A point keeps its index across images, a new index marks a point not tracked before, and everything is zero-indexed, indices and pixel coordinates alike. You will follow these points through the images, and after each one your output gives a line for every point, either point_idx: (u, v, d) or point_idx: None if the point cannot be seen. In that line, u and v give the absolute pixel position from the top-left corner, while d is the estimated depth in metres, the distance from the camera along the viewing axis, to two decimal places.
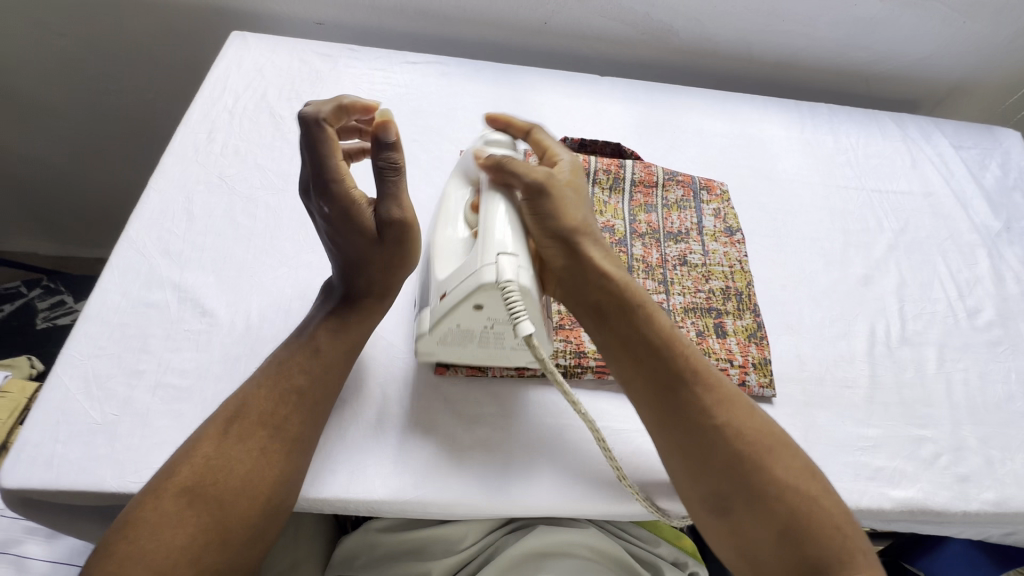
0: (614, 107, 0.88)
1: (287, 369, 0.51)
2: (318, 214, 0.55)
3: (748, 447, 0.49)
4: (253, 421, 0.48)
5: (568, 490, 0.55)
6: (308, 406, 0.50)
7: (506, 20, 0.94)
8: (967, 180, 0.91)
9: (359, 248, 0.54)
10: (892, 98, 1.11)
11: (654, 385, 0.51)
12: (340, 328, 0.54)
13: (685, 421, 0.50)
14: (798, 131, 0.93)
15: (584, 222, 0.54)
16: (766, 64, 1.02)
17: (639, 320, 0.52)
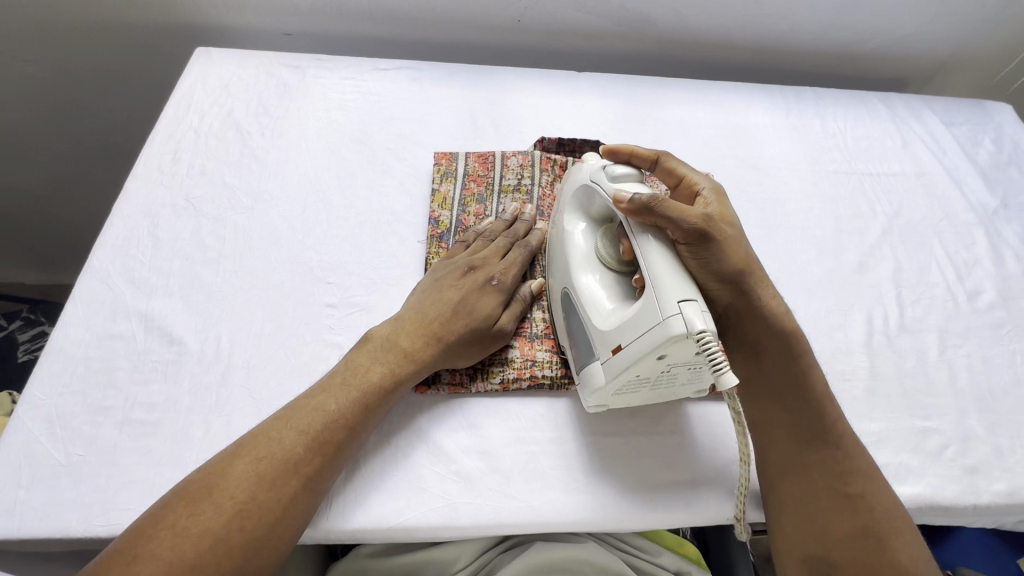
0: (593, 103, 0.86)
1: (324, 415, 0.49)
2: (471, 273, 0.60)
3: (873, 503, 0.50)
4: (288, 466, 0.46)
5: (547, 506, 0.53)
6: (340, 456, 0.49)
7: (478, 20, 0.91)
8: (960, 157, 0.89)
9: (479, 323, 0.57)
10: (880, 77, 1.08)
11: (793, 436, 0.52)
12: (393, 380, 0.53)
13: (822, 473, 0.51)
14: (784, 117, 0.90)
15: (748, 258, 0.52)
16: (748, 49, 0.99)
17: (796, 368, 0.53)
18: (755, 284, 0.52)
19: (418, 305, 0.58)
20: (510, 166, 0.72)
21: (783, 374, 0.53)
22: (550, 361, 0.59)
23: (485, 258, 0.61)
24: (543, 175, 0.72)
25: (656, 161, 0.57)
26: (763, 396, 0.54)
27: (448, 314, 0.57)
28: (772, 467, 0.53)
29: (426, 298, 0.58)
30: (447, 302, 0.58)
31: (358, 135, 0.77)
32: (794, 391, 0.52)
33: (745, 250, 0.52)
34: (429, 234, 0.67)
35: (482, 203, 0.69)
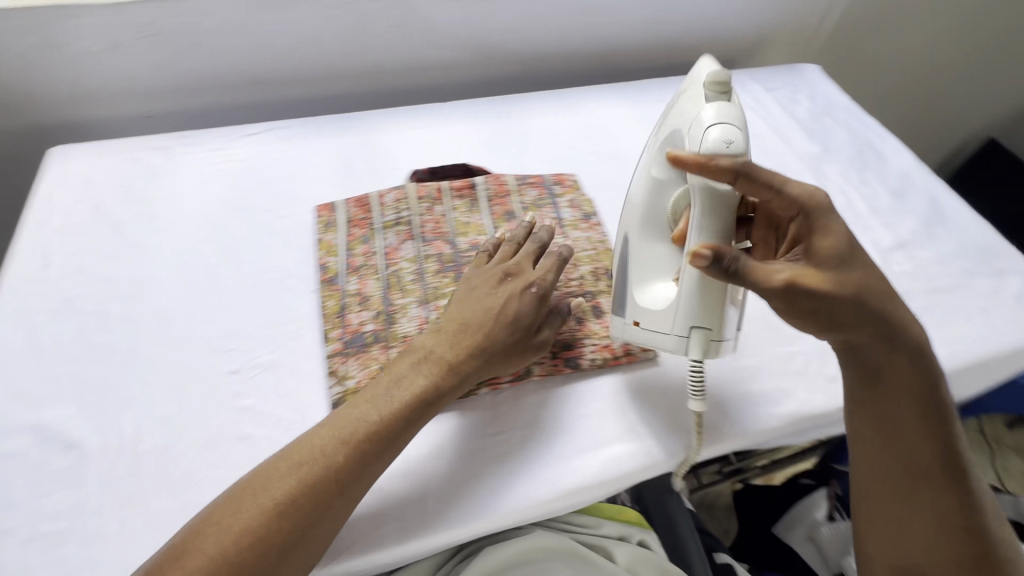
0: (460, 127, 0.92)
1: (366, 425, 0.52)
2: (509, 283, 0.62)
3: (984, 526, 0.55)
4: (326, 471, 0.49)
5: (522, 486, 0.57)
6: (375, 468, 0.51)
7: (338, 71, 0.96)
8: (783, 116, 1.03)
9: (519, 331, 0.60)
10: (712, 59, 1.22)
11: (915, 468, 0.55)
12: (435, 391, 0.55)
13: (952, 504, 0.55)
14: (633, 109, 1.01)
15: (858, 300, 0.52)
16: (594, 56, 1.10)
17: (909, 392, 0.55)
18: (870, 317, 0.53)
19: (462, 315, 0.60)
20: (387, 202, 0.76)
21: (902, 398, 0.55)
22: None
23: (520, 265, 0.64)
24: (420, 204, 0.76)
25: (741, 170, 0.51)
26: (888, 423, 0.56)
27: (490, 322, 0.59)
28: (885, 488, 0.57)
29: (468, 308, 0.61)
30: (487, 315, 0.60)
31: (236, 202, 0.79)
32: (915, 416, 0.55)
33: (855, 286, 0.52)
34: (320, 280, 0.69)
35: (367, 242, 0.73)
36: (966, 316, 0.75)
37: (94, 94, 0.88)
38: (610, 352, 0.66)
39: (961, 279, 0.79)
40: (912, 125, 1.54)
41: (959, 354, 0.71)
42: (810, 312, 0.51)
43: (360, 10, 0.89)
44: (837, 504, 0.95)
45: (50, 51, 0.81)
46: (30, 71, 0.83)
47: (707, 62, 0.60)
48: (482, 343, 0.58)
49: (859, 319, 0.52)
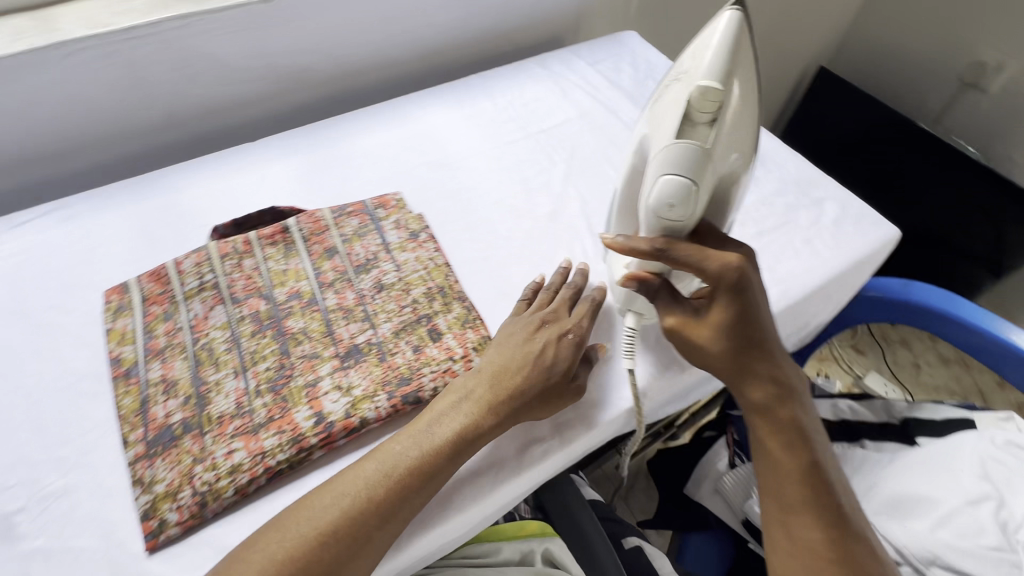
0: (274, 165, 0.85)
1: (407, 461, 0.53)
2: (546, 330, 0.63)
3: (859, 566, 0.54)
4: (369, 504, 0.51)
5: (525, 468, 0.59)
6: (415, 504, 0.53)
7: (123, 129, 0.86)
8: (609, 88, 1.03)
9: (558, 375, 0.60)
10: (540, 41, 1.21)
11: (784, 495, 0.57)
12: (473, 434, 0.55)
13: (823, 535, 0.54)
14: (459, 109, 0.97)
15: (725, 350, 0.58)
16: (414, 61, 1.05)
17: (786, 429, 0.59)
18: (738, 366, 0.59)
19: (499, 355, 0.61)
20: (186, 269, 0.68)
21: (774, 430, 0.59)
22: (281, 444, 0.56)
23: (555, 310, 0.64)
24: (226, 262, 0.69)
25: (659, 255, 0.57)
26: (762, 447, 0.59)
27: (525, 370, 0.59)
28: (772, 519, 0.58)
29: (510, 347, 0.61)
30: (523, 365, 0.59)
31: (11, 305, 0.68)
32: (785, 448, 0.58)
33: (729, 344, 0.58)
34: (114, 376, 0.61)
35: (170, 318, 0.65)
36: (793, 251, 0.78)
37: None
38: (452, 377, 0.62)
39: (785, 216, 0.82)
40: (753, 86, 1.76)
41: (789, 292, 0.74)
42: (686, 353, 0.61)
43: (125, 59, 0.79)
44: (737, 450, 0.97)
45: None
46: None
47: (710, 46, 0.54)
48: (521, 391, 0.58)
49: (725, 366, 0.59)
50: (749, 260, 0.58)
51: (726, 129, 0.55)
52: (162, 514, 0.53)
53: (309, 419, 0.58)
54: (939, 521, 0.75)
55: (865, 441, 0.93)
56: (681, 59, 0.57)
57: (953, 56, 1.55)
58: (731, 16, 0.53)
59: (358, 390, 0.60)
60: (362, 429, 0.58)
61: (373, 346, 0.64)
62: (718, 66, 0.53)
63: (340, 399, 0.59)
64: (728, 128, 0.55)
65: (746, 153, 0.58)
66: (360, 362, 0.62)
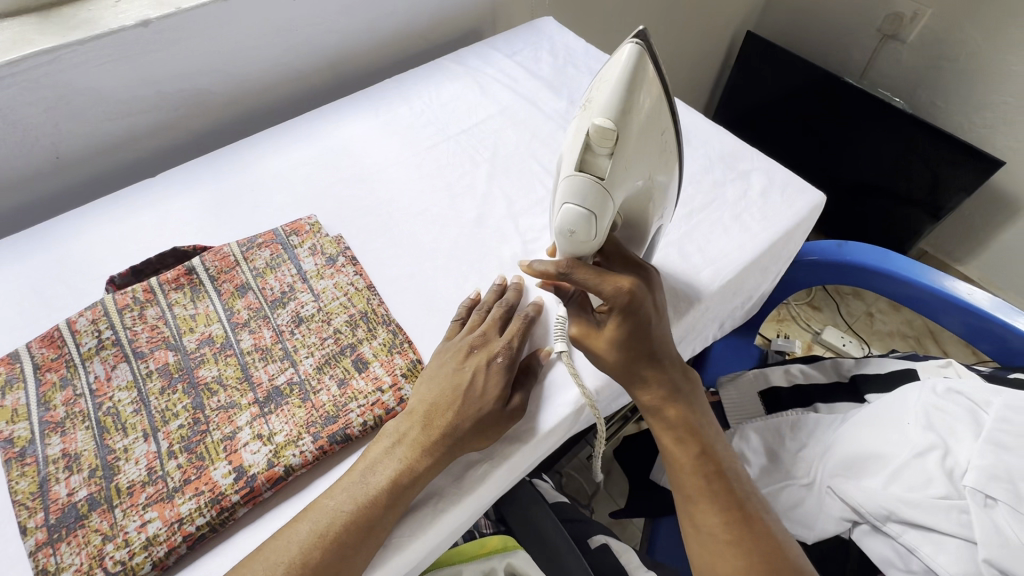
0: (177, 201, 0.79)
1: (342, 516, 0.51)
2: (476, 354, 0.60)
3: (760, 551, 0.55)
4: (304, 570, 0.48)
5: (471, 496, 0.57)
6: (359, 560, 0.50)
7: (2, 179, 0.79)
8: (529, 79, 1.00)
9: (493, 402, 0.57)
10: (456, 36, 1.17)
11: (685, 486, 0.59)
12: (411, 478, 0.53)
13: (721, 521, 0.57)
14: (374, 118, 0.93)
15: (619, 361, 0.59)
16: (323, 71, 1.00)
17: (682, 428, 0.60)
18: (633, 375, 0.59)
19: (430, 389, 0.58)
20: (81, 328, 0.63)
21: (671, 428, 0.61)
22: (200, 507, 0.52)
23: (486, 334, 0.62)
24: (125, 316, 0.64)
25: (561, 277, 0.57)
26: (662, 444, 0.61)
27: (456, 403, 0.56)
28: (682, 512, 0.60)
29: (442, 380, 0.58)
30: (456, 396, 0.57)
31: None
32: (680, 443, 0.60)
33: (624, 356, 0.59)
34: (5, 458, 0.55)
35: (68, 385, 0.60)
36: (723, 228, 0.77)
37: None
38: (381, 408, 0.59)
39: (713, 193, 0.81)
40: (686, 56, 1.75)
41: (722, 270, 0.73)
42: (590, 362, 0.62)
43: None
44: None
45: None
46: None
47: (612, 75, 0.46)
48: (458, 421, 0.56)
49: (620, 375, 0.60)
50: (640, 283, 0.57)
51: (629, 160, 0.48)
52: None
53: (229, 475, 0.54)
54: (891, 477, 0.76)
55: (818, 405, 0.93)
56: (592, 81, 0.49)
57: (870, 9, 1.57)
58: (633, 44, 0.46)
59: (280, 436, 0.57)
60: (287, 478, 0.55)
61: (295, 386, 0.60)
62: (620, 94, 0.45)
63: (261, 448, 0.55)
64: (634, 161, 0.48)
65: (651, 180, 0.53)
66: (282, 405, 0.59)
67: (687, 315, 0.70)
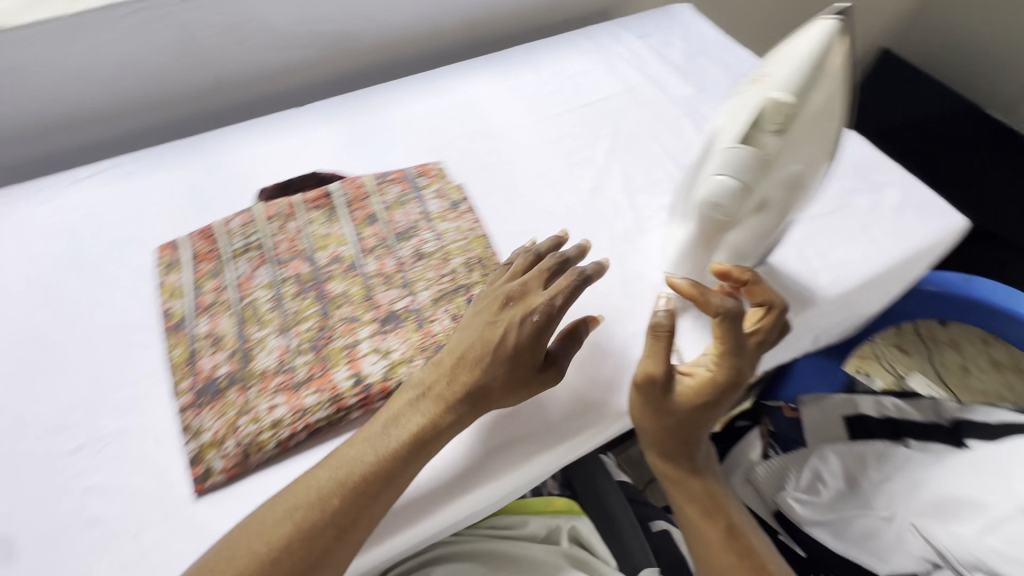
0: (316, 133, 0.85)
1: (362, 466, 0.51)
2: (512, 308, 0.57)
3: None
4: (323, 515, 0.49)
5: (558, 443, 0.59)
6: (377, 510, 0.50)
7: (174, 92, 0.87)
8: (659, 62, 0.99)
9: (521, 361, 0.55)
10: (586, 13, 1.16)
11: (709, 548, 0.60)
12: (430, 436, 0.53)
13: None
14: (503, 81, 0.95)
15: (674, 429, 0.58)
16: (458, 30, 1.03)
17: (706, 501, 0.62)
18: (678, 441, 0.59)
19: (463, 342, 0.57)
20: (233, 229, 0.70)
21: (691, 496, 0.62)
22: (321, 402, 0.57)
23: (526, 287, 0.59)
24: (271, 224, 0.70)
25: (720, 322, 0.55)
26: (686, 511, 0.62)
27: (485, 357, 0.55)
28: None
29: (478, 332, 0.57)
30: (485, 350, 0.55)
31: (70, 258, 0.71)
32: (701, 508, 0.61)
33: (680, 424, 0.58)
34: (165, 329, 0.63)
35: (217, 275, 0.67)
36: (848, 237, 0.74)
37: None
38: None
39: (842, 200, 0.78)
40: None
41: (842, 278, 0.71)
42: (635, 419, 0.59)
43: (176, 21, 0.80)
44: (771, 441, 0.98)
45: None
46: None
47: (798, 52, 0.48)
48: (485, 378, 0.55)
49: (665, 440, 0.59)
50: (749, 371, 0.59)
51: (795, 140, 0.49)
52: (209, 461, 0.55)
53: (349, 379, 0.58)
54: (988, 527, 0.73)
55: (909, 440, 0.86)
56: (768, 62, 0.52)
57: None
58: (829, 21, 0.49)
59: (396, 354, 0.61)
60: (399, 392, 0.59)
61: (412, 313, 0.64)
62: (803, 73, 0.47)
63: (379, 362, 0.60)
64: (799, 142, 0.49)
65: (807, 172, 0.53)
66: (399, 327, 0.63)
67: (800, 316, 0.68)
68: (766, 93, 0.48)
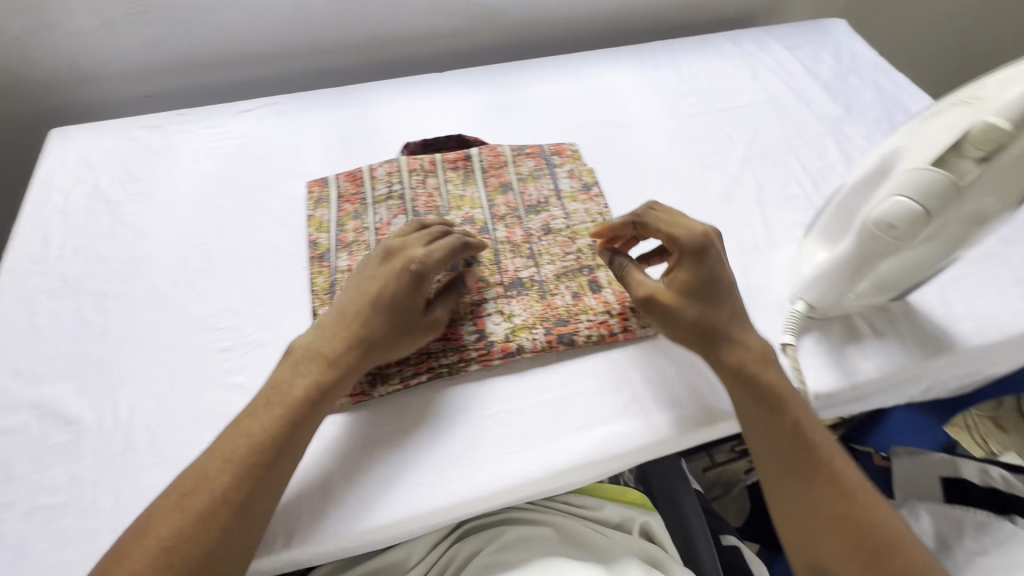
0: (456, 100, 0.88)
1: (250, 440, 0.50)
2: (390, 261, 0.59)
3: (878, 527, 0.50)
4: (221, 495, 0.47)
5: (665, 437, 0.58)
6: (274, 483, 0.49)
7: (333, 44, 0.93)
8: (805, 77, 0.95)
9: (403, 311, 0.57)
10: (730, 17, 1.13)
11: (778, 462, 0.54)
12: (318, 392, 0.53)
13: (820, 478, 0.52)
14: (641, 74, 0.95)
15: (701, 314, 0.57)
16: (601, 18, 1.03)
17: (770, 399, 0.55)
18: (713, 330, 0.57)
19: (352, 301, 0.58)
20: (378, 176, 0.74)
21: (747, 399, 0.56)
22: (445, 349, 0.61)
23: (405, 243, 0.60)
24: (412, 177, 0.74)
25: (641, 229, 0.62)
26: (753, 427, 0.55)
27: (369, 307, 0.57)
28: (783, 495, 0.53)
29: (366, 286, 0.58)
30: (365, 302, 0.57)
31: (230, 179, 0.78)
32: (761, 414, 0.55)
33: (699, 306, 0.58)
34: (310, 257, 0.69)
35: (359, 217, 0.72)
36: (999, 287, 0.69)
37: (87, 74, 0.88)
38: (606, 329, 0.63)
39: (995, 248, 0.73)
40: None
41: (987, 329, 0.66)
42: (669, 328, 0.59)
43: None
44: None
45: (39, 34, 0.82)
46: (27, 51, 0.83)
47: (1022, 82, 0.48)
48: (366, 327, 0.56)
49: (703, 332, 0.57)
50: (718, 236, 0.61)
51: (999, 170, 0.49)
52: None
53: (473, 334, 0.62)
54: None
55: (1016, 517, 0.81)
56: (979, 88, 0.52)
57: None
58: None
59: (518, 319, 0.63)
60: (517, 355, 0.61)
61: (535, 283, 0.66)
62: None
63: (502, 323, 0.63)
64: (1001, 172, 0.49)
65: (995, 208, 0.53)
66: (522, 295, 0.65)
67: (934, 361, 0.65)
68: (979, 116, 0.49)
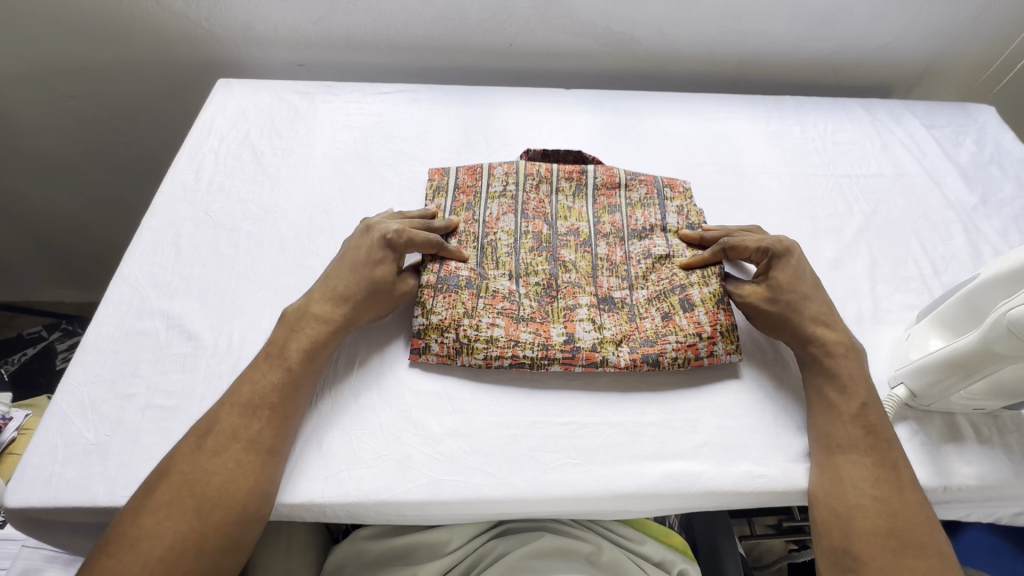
0: (579, 117, 0.91)
1: (257, 389, 0.55)
2: (368, 234, 0.65)
3: (913, 524, 0.51)
4: (233, 437, 0.52)
5: (732, 490, 0.57)
6: (281, 429, 0.54)
7: (472, 45, 0.99)
8: (940, 158, 0.91)
9: (378, 282, 0.63)
10: (865, 83, 1.10)
11: (831, 439, 0.57)
12: (314, 345, 0.59)
13: (868, 462, 0.54)
14: (764, 125, 0.94)
15: (802, 309, 0.63)
16: (731, 64, 1.03)
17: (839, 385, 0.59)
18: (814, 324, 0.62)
19: (337, 271, 0.63)
20: (497, 174, 0.77)
21: (821, 381, 0.60)
22: (533, 342, 0.63)
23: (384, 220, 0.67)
24: (527, 180, 0.77)
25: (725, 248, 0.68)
26: (817, 404, 0.59)
27: (354, 275, 0.62)
28: (826, 471, 0.56)
29: (350, 257, 0.64)
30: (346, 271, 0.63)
31: (360, 152, 0.84)
32: (829, 396, 0.59)
33: (795, 300, 0.63)
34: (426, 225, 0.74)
35: (470, 209, 0.74)
36: None
37: (258, 37, 0.98)
38: (693, 352, 0.63)
39: None
40: None
41: None
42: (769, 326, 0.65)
43: None
44: None
45: None
46: (214, 11, 0.94)
47: None
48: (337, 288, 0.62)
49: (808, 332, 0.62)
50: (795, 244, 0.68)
51: None
52: (429, 340, 0.62)
53: (561, 336, 0.63)
54: None
55: None
56: None
57: None
58: None
59: (607, 331, 0.64)
60: (599, 366, 0.62)
61: (626, 305, 0.67)
62: None
63: (591, 331, 0.64)
64: None
65: None
66: (612, 311, 0.66)
67: None
68: None
